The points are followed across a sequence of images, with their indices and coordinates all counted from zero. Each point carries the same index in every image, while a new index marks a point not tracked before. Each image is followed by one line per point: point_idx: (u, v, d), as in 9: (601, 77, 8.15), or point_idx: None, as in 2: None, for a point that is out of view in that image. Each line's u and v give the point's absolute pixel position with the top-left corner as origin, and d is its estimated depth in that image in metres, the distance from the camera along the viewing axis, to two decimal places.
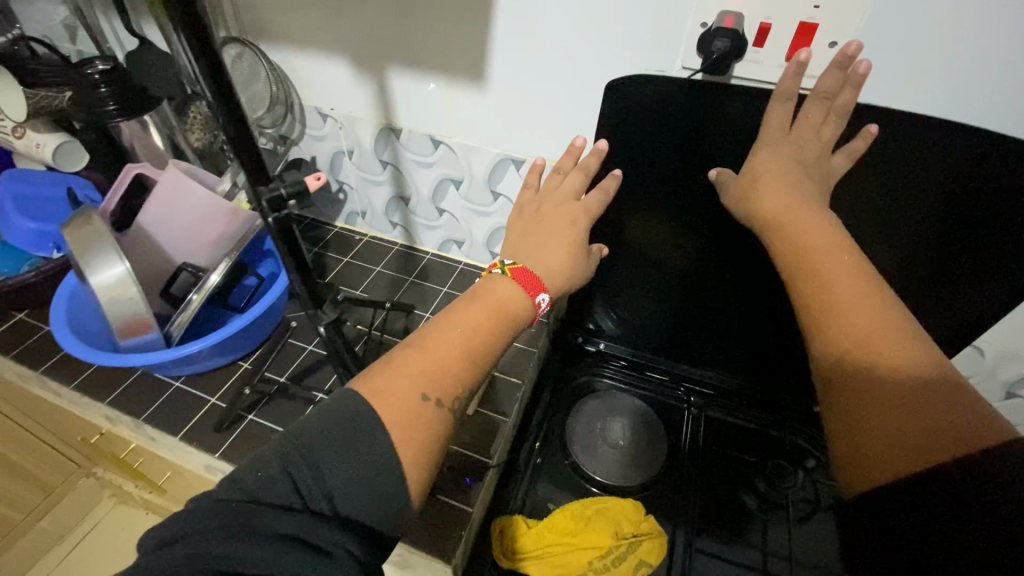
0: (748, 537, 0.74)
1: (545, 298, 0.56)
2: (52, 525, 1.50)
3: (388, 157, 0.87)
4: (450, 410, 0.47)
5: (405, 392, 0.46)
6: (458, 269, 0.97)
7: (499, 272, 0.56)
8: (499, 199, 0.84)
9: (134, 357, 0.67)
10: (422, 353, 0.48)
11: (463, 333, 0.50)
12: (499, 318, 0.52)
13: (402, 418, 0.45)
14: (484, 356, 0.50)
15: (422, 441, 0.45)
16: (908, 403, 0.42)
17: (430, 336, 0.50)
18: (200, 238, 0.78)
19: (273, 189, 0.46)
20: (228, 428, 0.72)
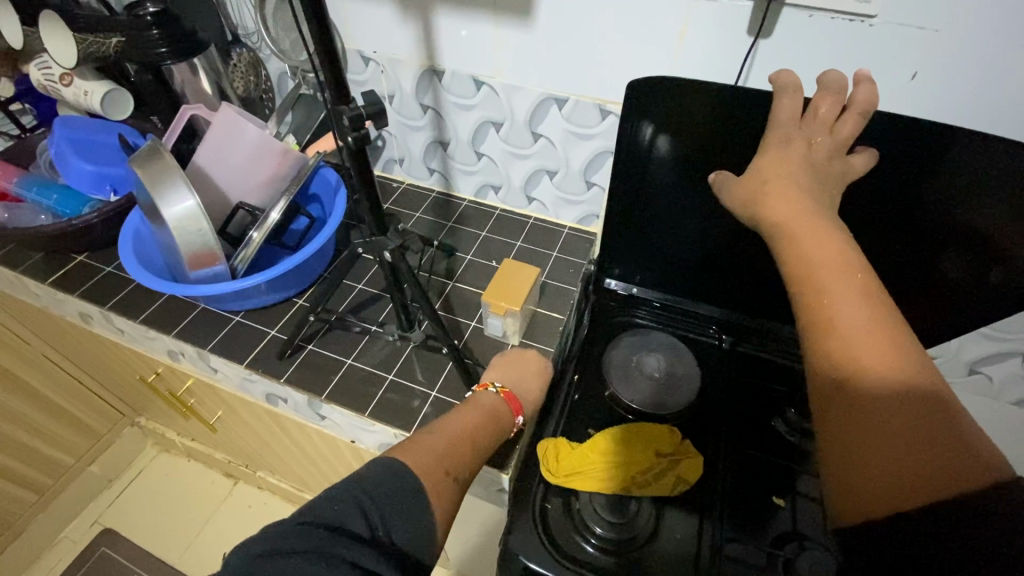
0: (781, 455, 0.78)
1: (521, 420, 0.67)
2: (100, 471, 1.57)
3: (429, 101, 0.89)
4: (461, 487, 0.53)
5: (433, 467, 0.52)
6: (495, 215, 1.00)
7: (493, 390, 0.66)
8: (540, 140, 0.86)
9: (202, 287, 0.71)
10: (449, 441, 0.56)
11: (469, 429, 0.59)
12: (492, 422, 0.62)
13: (437, 489, 0.50)
14: (487, 455, 0.59)
15: (449, 512, 0.50)
16: (913, 433, 0.39)
17: (446, 429, 0.57)
18: (255, 178, 0.81)
19: (354, 108, 0.49)
20: (290, 357, 0.76)
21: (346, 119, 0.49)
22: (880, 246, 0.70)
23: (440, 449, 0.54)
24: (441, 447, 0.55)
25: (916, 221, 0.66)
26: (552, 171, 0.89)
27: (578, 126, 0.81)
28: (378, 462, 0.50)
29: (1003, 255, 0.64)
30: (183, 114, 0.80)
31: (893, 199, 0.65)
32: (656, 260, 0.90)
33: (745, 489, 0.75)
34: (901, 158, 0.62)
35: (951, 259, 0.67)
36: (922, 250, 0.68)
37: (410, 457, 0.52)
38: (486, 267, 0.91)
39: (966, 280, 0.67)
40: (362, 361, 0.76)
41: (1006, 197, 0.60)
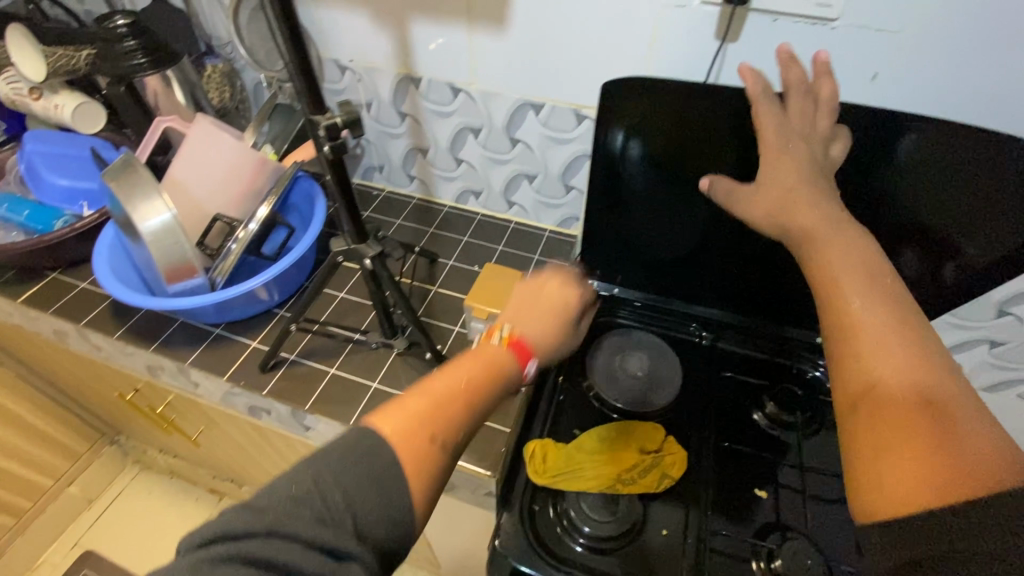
0: (760, 448, 0.80)
1: (533, 366, 0.54)
2: (80, 491, 1.53)
3: (407, 109, 0.89)
4: (449, 452, 0.47)
5: (411, 435, 0.45)
6: (476, 220, 1.00)
7: (498, 340, 0.54)
8: (518, 145, 0.87)
9: (180, 300, 0.70)
10: (441, 389, 0.48)
11: (458, 387, 0.49)
12: (494, 376, 0.51)
13: (411, 451, 0.44)
14: (489, 412, 0.51)
15: (428, 482, 0.44)
16: (948, 435, 0.38)
17: (439, 377, 0.50)
18: (233, 190, 0.80)
19: (330, 118, 0.49)
20: (272, 368, 0.76)
21: (322, 128, 0.49)
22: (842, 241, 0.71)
23: (427, 405, 0.47)
24: (429, 400, 0.47)
25: (874, 216, 0.67)
26: (531, 175, 0.90)
27: (555, 131, 0.82)
28: (359, 433, 0.45)
29: (954, 251, 0.66)
30: (158, 125, 0.81)
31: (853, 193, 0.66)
32: (636, 260, 0.91)
33: (728, 483, 0.76)
34: (860, 152, 0.64)
35: (909, 254, 0.69)
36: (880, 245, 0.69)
37: (388, 419, 0.46)
38: (468, 272, 0.92)
39: (924, 274, 0.70)
40: (346, 370, 0.76)
41: (957, 195, 0.63)
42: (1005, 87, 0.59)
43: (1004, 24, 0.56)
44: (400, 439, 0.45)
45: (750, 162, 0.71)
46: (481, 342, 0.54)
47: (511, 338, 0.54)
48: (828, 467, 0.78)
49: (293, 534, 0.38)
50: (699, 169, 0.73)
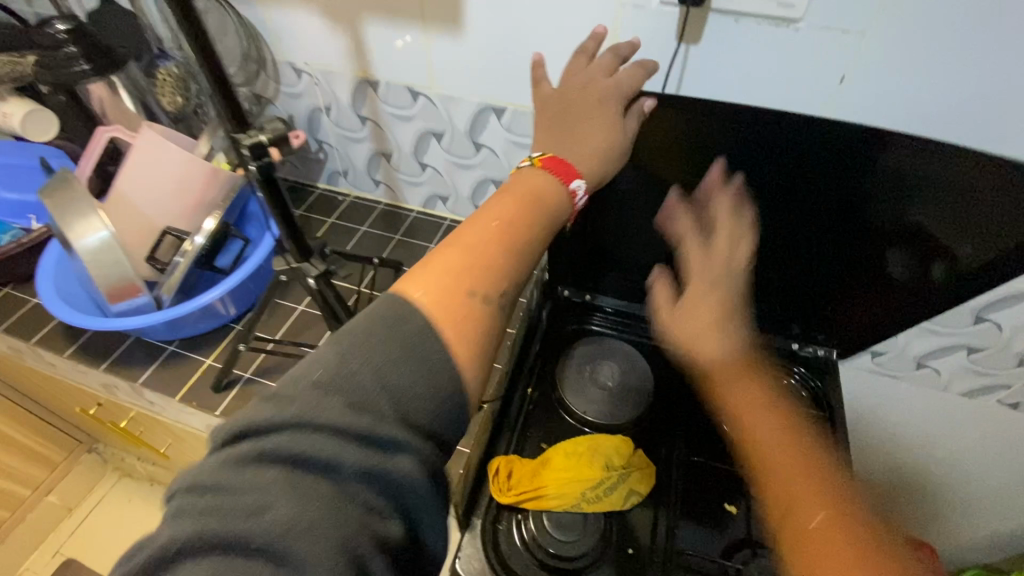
0: (731, 460, 0.78)
1: (579, 185, 0.54)
2: (60, 500, 1.51)
3: (367, 113, 0.86)
4: (497, 303, 0.46)
5: (452, 290, 0.44)
6: (444, 225, 0.97)
7: (528, 165, 0.54)
8: (482, 150, 0.84)
9: (124, 320, 0.68)
10: (477, 238, 0.48)
11: (497, 225, 0.49)
12: (532, 209, 0.51)
13: (453, 302, 0.44)
14: (541, 246, 0.51)
15: (477, 329, 0.44)
16: (854, 548, 0.43)
17: (473, 224, 0.49)
18: (182, 203, 0.77)
19: (253, 135, 0.46)
20: (227, 388, 0.74)
21: (244, 147, 0.46)
22: (826, 246, 0.70)
23: (463, 254, 0.47)
24: (466, 250, 0.47)
25: (855, 224, 0.67)
26: (498, 181, 0.87)
27: (518, 136, 0.79)
28: (382, 303, 0.42)
29: (945, 253, 0.65)
30: (100, 136, 0.77)
31: (832, 202, 0.66)
32: (607, 266, 0.88)
33: (697, 498, 0.75)
34: (839, 160, 0.62)
35: (896, 256, 0.67)
36: (864, 250, 0.69)
37: (416, 283, 0.45)
38: None
39: (912, 276, 0.69)
40: None
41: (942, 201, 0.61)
42: (976, 91, 0.57)
43: (974, 25, 0.53)
44: (435, 301, 0.43)
45: (717, 168, 0.68)
46: (515, 173, 0.54)
47: (542, 161, 0.54)
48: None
49: (323, 425, 0.36)
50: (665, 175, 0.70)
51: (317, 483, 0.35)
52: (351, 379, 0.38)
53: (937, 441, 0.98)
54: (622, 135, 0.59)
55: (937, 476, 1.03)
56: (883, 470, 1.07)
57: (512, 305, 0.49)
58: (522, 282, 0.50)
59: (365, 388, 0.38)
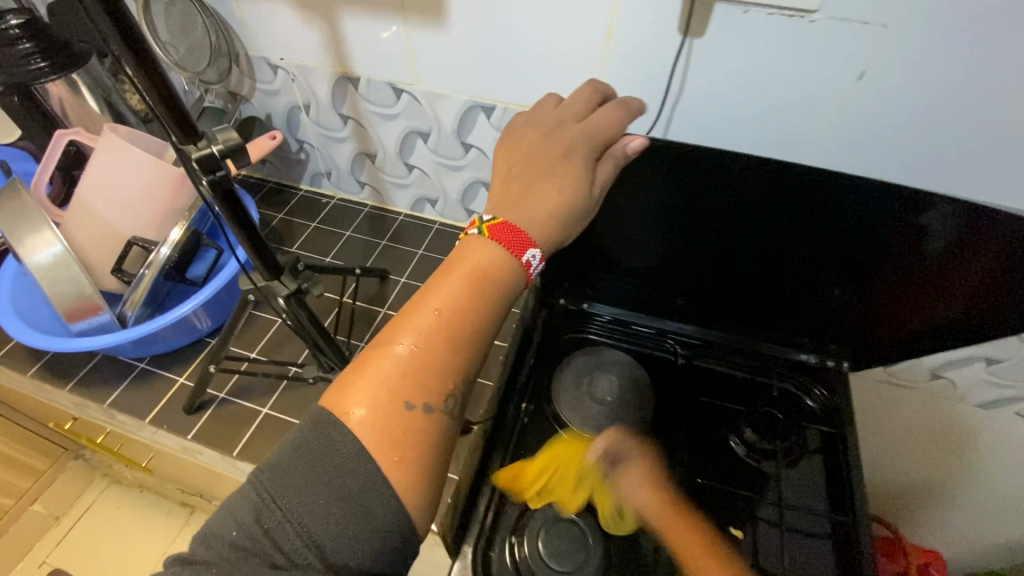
0: (735, 480, 0.74)
1: (535, 254, 0.46)
2: (46, 509, 1.48)
3: (348, 111, 0.80)
4: (444, 408, 0.43)
5: (389, 406, 0.41)
6: (434, 229, 0.92)
7: (475, 233, 0.47)
8: (470, 151, 0.78)
9: (84, 341, 0.63)
10: (416, 342, 0.43)
11: (438, 318, 0.43)
12: (480, 291, 0.44)
13: (390, 424, 0.41)
14: (495, 330, 0.46)
15: (420, 450, 0.41)
16: None
17: (411, 321, 0.44)
18: (148, 212, 0.71)
19: (203, 147, 0.41)
20: (199, 409, 0.69)
21: (193, 160, 0.40)
22: (859, 243, 0.66)
23: (401, 363, 0.43)
24: (405, 358, 0.43)
25: (885, 212, 0.63)
26: (489, 183, 0.82)
27: None
28: (315, 426, 0.40)
29: (979, 235, 0.61)
30: (60, 139, 0.72)
31: (857, 193, 0.63)
32: (602, 272, 0.84)
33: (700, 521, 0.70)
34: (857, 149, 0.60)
35: (931, 241, 0.63)
36: (896, 239, 0.65)
37: (350, 405, 0.41)
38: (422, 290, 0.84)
39: (949, 263, 0.64)
40: (279, 409, 0.69)
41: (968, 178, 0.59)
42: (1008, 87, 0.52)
43: (1009, 16, 0.48)
44: (370, 429, 0.40)
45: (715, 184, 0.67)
46: (461, 242, 0.47)
47: (490, 229, 0.46)
48: (810, 502, 0.72)
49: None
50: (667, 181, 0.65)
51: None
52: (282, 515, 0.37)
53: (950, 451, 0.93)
54: (597, 166, 0.51)
55: (950, 486, 0.99)
56: (892, 478, 1.03)
57: (467, 395, 0.45)
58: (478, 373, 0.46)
59: (287, 541, 0.36)
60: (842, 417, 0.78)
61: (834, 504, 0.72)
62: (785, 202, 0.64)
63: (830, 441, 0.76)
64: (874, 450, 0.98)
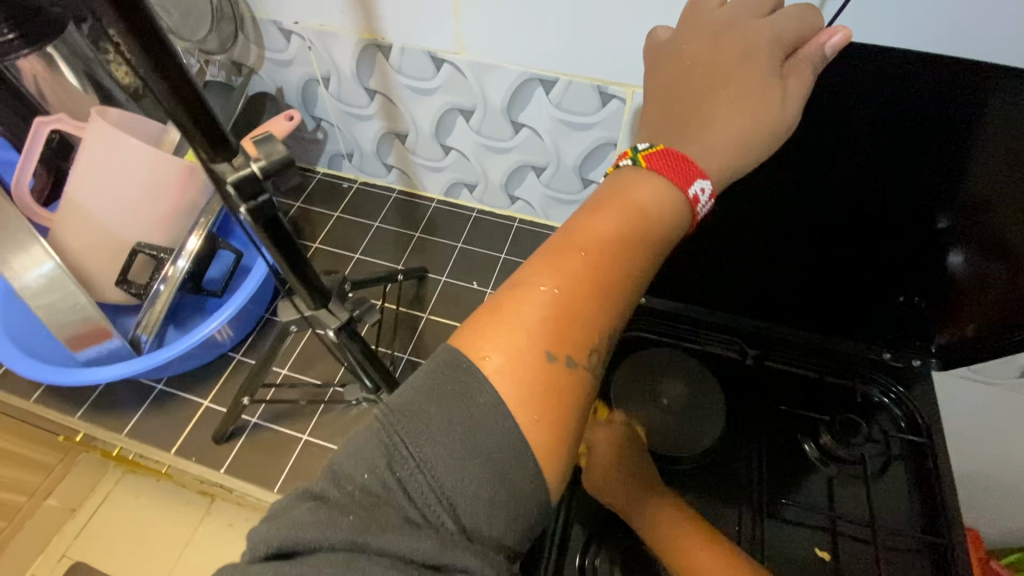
0: (806, 501, 0.60)
1: (703, 187, 0.36)
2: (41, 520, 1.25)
3: (375, 85, 0.69)
4: (589, 365, 0.34)
5: (527, 356, 0.32)
6: (472, 217, 0.82)
7: (628, 164, 0.37)
8: (521, 131, 0.67)
9: (94, 372, 0.54)
10: (561, 286, 0.34)
11: (585, 257, 0.34)
12: (635, 227, 0.35)
13: (529, 376, 0.32)
14: (650, 273, 0.36)
15: (564, 416, 0.32)
16: None
17: (555, 258, 0.34)
18: (155, 214, 0.61)
19: (241, 166, 0.31)
20: (230, 438, 0.61)
21: (229, 185, 0.31)
22: (892, 240, 0.57)
23: (543, 307, 0.34)
24: (547, 302, 0.34)
25: (909, 216, 0.54)
26: (539, 166, 0.71)
27: (571, 114, 0.63)
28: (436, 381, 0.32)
29: (1011, 261, 0.51)
30: (39, 130, 0.60)
31: (882, 191, 0.53)
32: (680, 269, 0.67)
33: (781, 555, 0.56)
34: (900, 135, 0.49)
35: (960, 257, 0.55)
36: (922, 244, 0.56)
37: (487, 350, 0.33)
38: (464, 290, 0.75)
39: (975, 285, 0.55)
40: (320, 435, 0.62)
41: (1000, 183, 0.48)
42: None
43: None
44: (506, 380, 0.32)
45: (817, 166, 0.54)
46: (608, 176, 0.38)
47: (648, 157, 0.36)
48: (896, 520, 0.59)
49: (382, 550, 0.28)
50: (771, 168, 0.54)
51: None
52: (418, 499, 0.30)
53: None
54: (784, 76, 0.38)
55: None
56: (988, 484, 0.91)
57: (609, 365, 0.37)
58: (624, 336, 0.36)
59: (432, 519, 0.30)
60: (928, 422, 0.62)
61: (925, 520, 0.58)
62: (845, 179, 0.53)
63: (918, 446, 0.62)
64: (960, 452, 0.88)
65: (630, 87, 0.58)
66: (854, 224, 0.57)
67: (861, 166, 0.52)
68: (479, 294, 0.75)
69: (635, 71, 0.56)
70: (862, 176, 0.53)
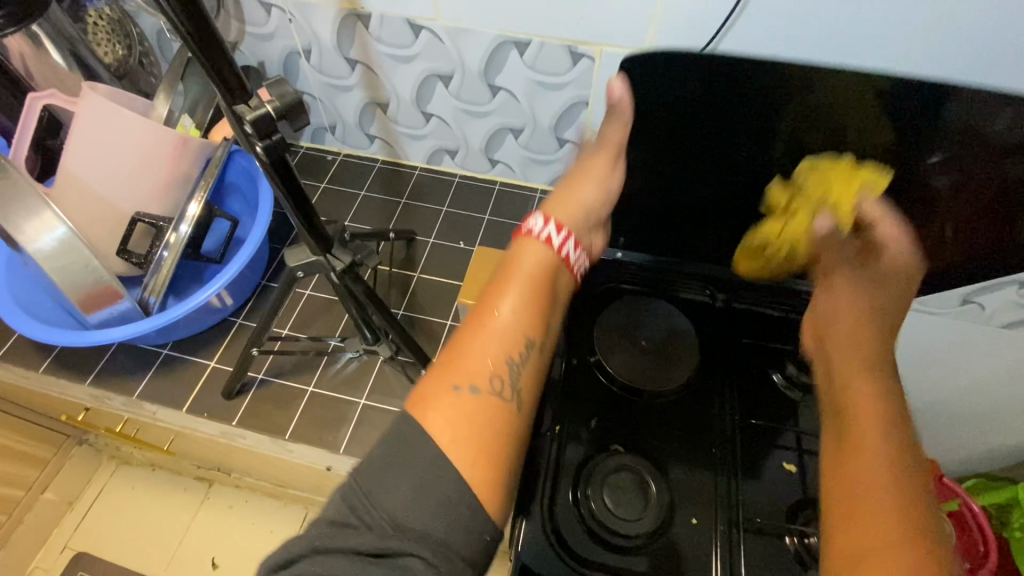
0: (774, 421, 0.66)
1: (537, 221, 0.53)
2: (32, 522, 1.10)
3: (356, 55, 0.72)
4: (495, 390, 0.43)
5: (442, 395, 0.42)
6: (454, 182, 0.86)
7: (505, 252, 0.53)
8: (497, 94, 0.71)
9: (107, 331, 0.58)
10: (464, 339, 0.46)
11: (477, 317, 0.47)
12: (507, 283, 0.49)
13: (458, 414, 0.41)
14: (530, 310, 0.48)
15: (481, 432, 0.41)
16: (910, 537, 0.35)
17: (460, 327, 0.47)
18: (150, 182, 0.64)
19: (257, 107, 0.36)
20: (239, 393, 0.65)
21: (247, 123, 0.36)
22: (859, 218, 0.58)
23: (453, 358, 0.45)
24: (456, 353, 0.45)
25: None
26: (517, 128, 0.76)
27: (544, 75, 0.67)
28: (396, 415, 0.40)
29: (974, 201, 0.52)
30: (33, 105, 0.63)
31: None
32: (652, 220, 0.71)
33: (757, 471, 0.62)
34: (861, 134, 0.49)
35: None
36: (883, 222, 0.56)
37: (429, 404, 0.42)
38: (452, 250, 0.80)
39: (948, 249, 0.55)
40: (326, 386, 0.66)
41: (971, 171, 0.47)
42: None
43: None
44: (431, 417, 0.41)
45: None
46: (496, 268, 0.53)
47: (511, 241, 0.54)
48: None
49: (336, 548, 0.35)
50: (733, 158, 0.55)
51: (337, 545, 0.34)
52: (361, 509, 0.37)
53: (991, 378, 0.92)
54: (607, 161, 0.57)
55: (995, 415, 0.97)
56: (941, 409, 0.99)
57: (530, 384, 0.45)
58: (535, 366, 0.47)
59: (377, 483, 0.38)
60: None
61: None
62: None
63: None
64: (914, 381, 0.96)
65: (597, 44, 0.62)
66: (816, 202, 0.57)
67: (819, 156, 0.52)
68: (466, 252, 0.79)
69: (601, 30, 0.61)
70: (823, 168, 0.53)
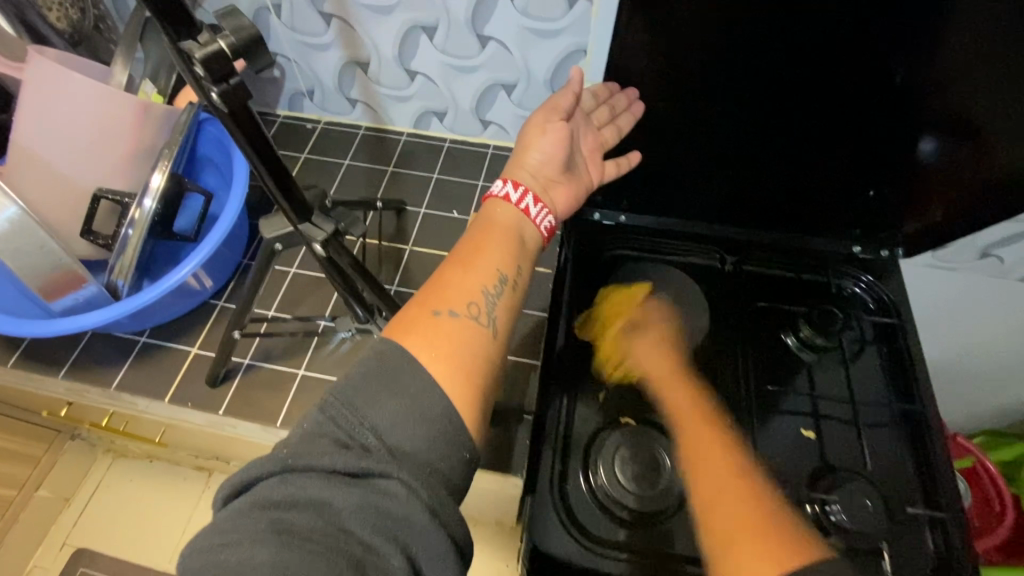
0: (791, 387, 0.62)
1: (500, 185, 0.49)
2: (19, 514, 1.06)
3: (331, 9, 0.66)
4: (477, 315, 0.41)
5: (426, 320, 0.40)
6: (444, 147, 0.80)
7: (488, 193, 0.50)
8: (488, 45, 0.65)
9: (73, 320, 0.53)
10: (442, 273, 0.43)
11: (458, 254, 0.44)
12: (487, 227, 0.46)
13: (444, 338, 0.39)
14: (508, 248, 0.45)
15: (466, 356, 0.39)
16: (756, 524, 0.44)
17: (443, 265, 0.44)
18: (112, 156, 0.59)
19: (207, 43, 0.31)
20: (225, 380, 0.61)
21: (198, 62, 0.31)
22: (869, 138, 0.57)
23: (433, 291, 0.42)
24: (436, 286, 0.42)
25: (886, 107, 0.53)
26: (509, 84, 0.70)
27: (538, 20, 0.61)
28: (388, 379, 0.36)
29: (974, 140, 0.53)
30: None
31: (854, 92, 0.53)
32: (660, 179, 0.66)
33: (772, 440, 0.58)
34: (868, 44, 0.49)
35: (930, 145, 0.55)
36: (889, 138, 0.56)
37: (409, 330, 0.39)
38: (445, 219, 0.75)
39: (944, 168, 0.56)
40: (316, 368, 0.62)
41: (967, 79, 0.49)
42: None
43: None
44: (417, 343, 0.38)
45: (799, 65, 0.52)
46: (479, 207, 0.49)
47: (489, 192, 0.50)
48: (871, 392, 0.62)
49: (312, 466, 0.33)
50: (744, 82, 0.54)
51: (330, 544, 0.30)
52: (343, 422, 0.35)
53: (1011, 337, 0.88)
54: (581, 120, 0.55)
55: (1008, 372, 0.94)
56: (955, 369, 0.96)
57: (513, 317, 0.43)
58: (517, 298, 0.44)
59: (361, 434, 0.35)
60: (896, 302, 0.66)
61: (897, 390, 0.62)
62: (824, 72, 0.52)
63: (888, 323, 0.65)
64: (927, 339, 0.93)
65: None
66: (821, 126, 0.57)
67: (822, 70, 0.52)
68: (461, 222, 0.75)
69: None
70: (829, 86, 0.53)
